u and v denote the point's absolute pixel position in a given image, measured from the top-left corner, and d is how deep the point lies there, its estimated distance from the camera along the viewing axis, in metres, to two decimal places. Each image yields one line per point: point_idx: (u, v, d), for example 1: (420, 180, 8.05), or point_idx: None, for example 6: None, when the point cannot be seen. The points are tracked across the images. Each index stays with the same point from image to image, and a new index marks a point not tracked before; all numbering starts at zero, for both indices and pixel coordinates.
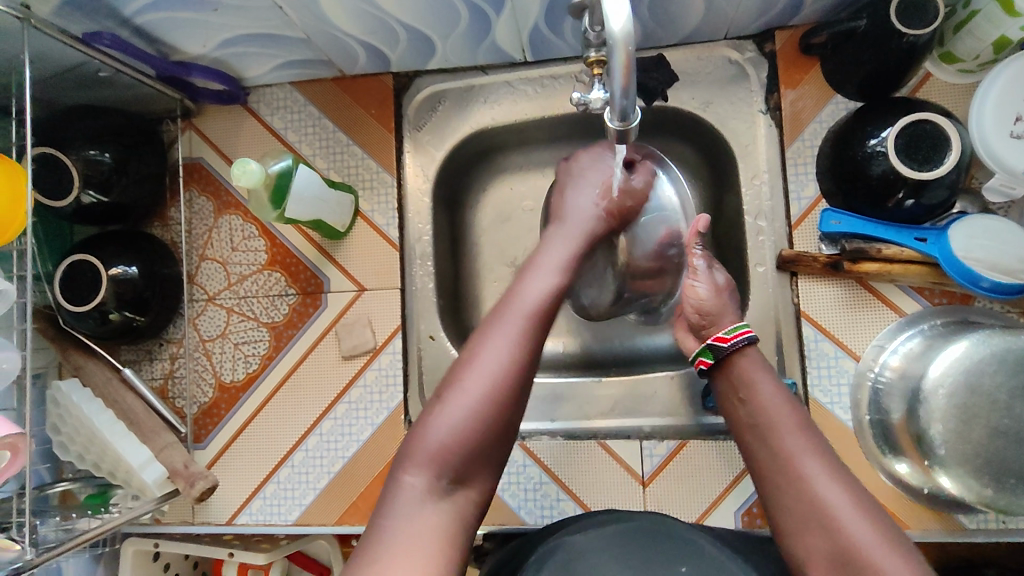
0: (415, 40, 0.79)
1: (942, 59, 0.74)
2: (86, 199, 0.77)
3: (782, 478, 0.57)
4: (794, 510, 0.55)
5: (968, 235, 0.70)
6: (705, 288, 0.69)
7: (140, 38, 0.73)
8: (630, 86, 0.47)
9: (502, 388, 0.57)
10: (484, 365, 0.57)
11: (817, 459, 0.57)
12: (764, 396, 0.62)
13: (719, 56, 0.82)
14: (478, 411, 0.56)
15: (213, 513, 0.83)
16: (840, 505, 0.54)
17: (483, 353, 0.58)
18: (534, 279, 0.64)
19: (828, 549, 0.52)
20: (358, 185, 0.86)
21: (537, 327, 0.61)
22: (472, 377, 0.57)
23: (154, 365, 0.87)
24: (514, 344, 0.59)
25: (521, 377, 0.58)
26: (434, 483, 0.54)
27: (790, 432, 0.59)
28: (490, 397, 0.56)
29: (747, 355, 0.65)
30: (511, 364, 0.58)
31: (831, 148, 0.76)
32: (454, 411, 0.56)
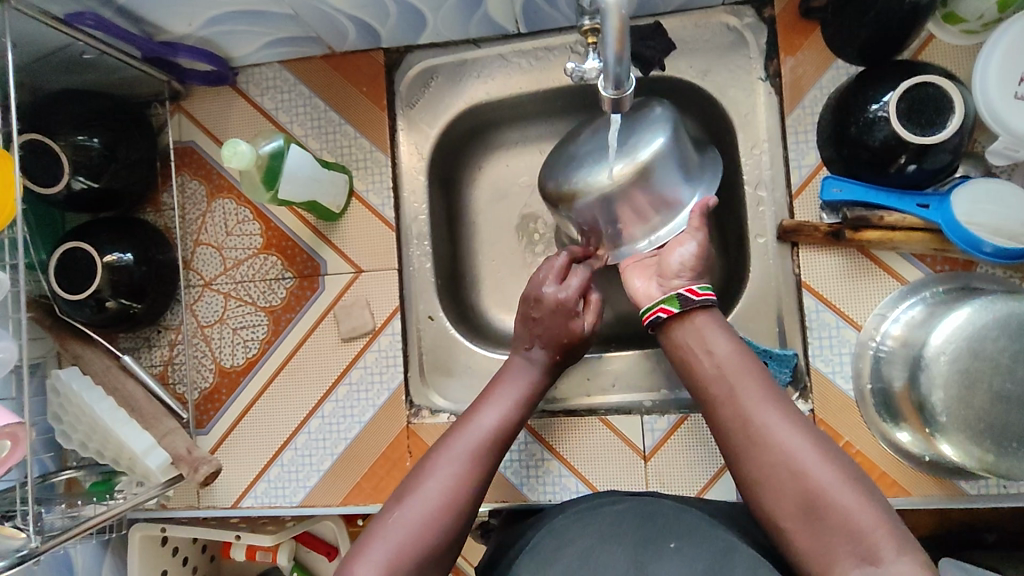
0: (406, 13, 0.77)
1: (945, 20, 0.72)
2: (77, 185, 0.76)
3: (746, 430, 0.58)
4: (761, 460, 0.56)
5: (971, 200, 0.69)
6: (693, 248, 0.68)
7: (123, 18, 0.71)
8: (624, 53, 0.46)
9: (451, 507, 0.60)
10: (441, 477, 0.62)
11: (779, 409, 0.58)
12: (725, 349, 0.62)
13: (717, 22, 0.80)
14: (434, 516, 0.59)
15: (218, 497, 0.83)
16: (804, 456, 0.55)
17: (435, 471, 0.62)
18: (491, 403, 0.69)
19: (796, 496, 0.54)
20: (351, 165, 0.85)
21: (492, 452, 0.65)
22: (423, 492, 0.61)
23: (153, 353, 0.86)
24: (464, 466, 0.63)
25: (469, 500, 0.62)
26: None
27: (752, 383, 0.60)
28: (445, 506, 0.60)
29: (710, 313, 0.65)
30: (461, 485, 0.62)
31: (832, 114, 0.74)
32: (407, 517, 0.59)
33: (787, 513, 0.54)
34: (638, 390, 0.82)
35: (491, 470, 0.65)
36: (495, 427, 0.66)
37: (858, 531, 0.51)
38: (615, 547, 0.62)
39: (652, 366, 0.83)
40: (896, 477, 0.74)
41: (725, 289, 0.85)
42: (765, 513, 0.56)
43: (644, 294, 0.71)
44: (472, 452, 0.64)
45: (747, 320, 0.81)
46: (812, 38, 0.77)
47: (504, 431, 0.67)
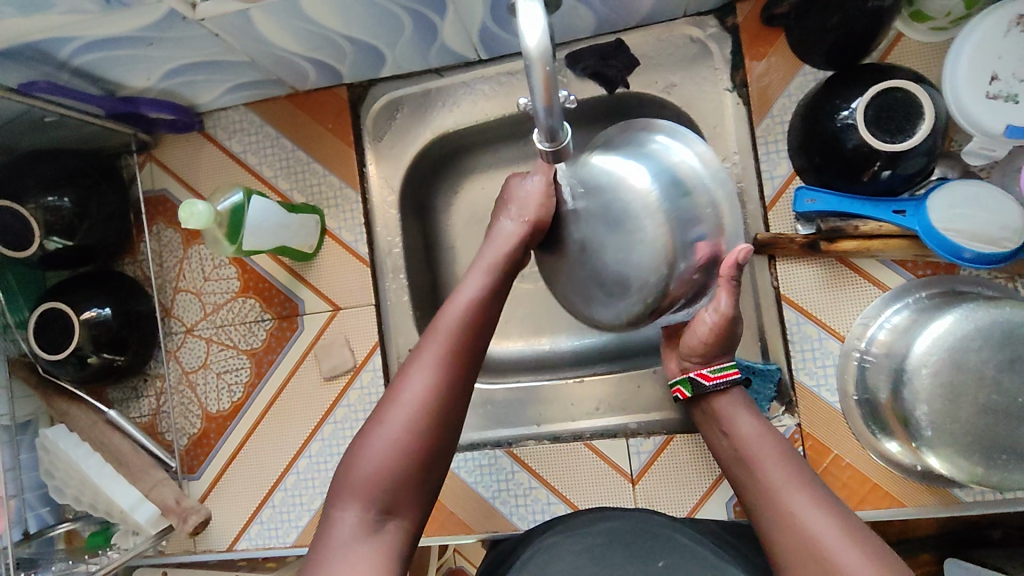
0: (363, 51, 0.76)
1: (913, 18, 0.70)
2: (51, 245, 0.76)
3: (771, 512, 0.57)
4: (785, 544, 0.55)
5: (947, 204, 0.67)
6: (704, 328, 0.64)
7: (81, 79, 0.71)
8: (553, 103, 0.45)
9: (427, 419, 0.55)
10: (406, 393, 0.56)
11: (802, 491, 0.57)
12: (750, 432, 0.63)
13: (680, 34, 0.78)
14: (402, 437, 0.54)
15: (214, 541, 0.84)
16: (828, 538, 0.53)
17: (407, 379, 0.56)
18: (463, 291, 0.61)
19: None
20: (322, 203, 0.85)
21: (460, 346, 0.58)
22: (395, 406, 0.55)
23: (141, 403, 0.87)
24: (431, 374, 0.56)
25: (447, 407, 0.56)
26: (367, 515, 0.52)
27: (773, 464, 0.60)
28: (413, 423, 0.54)
29: (732, 394, 0.66)
30: (436, 393, 0.56)
31: (802, 123, 0.72)
32: (379, 442, 0.54)
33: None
34: (624, 411, 0.81)
35: (473, 365, 0.59)
36: (468, 319, 0.59)
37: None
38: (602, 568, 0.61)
39: (635, 386, 0.81)
40: (888, 486, 0.73)
41: None
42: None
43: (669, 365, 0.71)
44: (447, 353, 0.57)
45: None
46: (777, 46, 0.75)
47: (481, 323, 0.60)
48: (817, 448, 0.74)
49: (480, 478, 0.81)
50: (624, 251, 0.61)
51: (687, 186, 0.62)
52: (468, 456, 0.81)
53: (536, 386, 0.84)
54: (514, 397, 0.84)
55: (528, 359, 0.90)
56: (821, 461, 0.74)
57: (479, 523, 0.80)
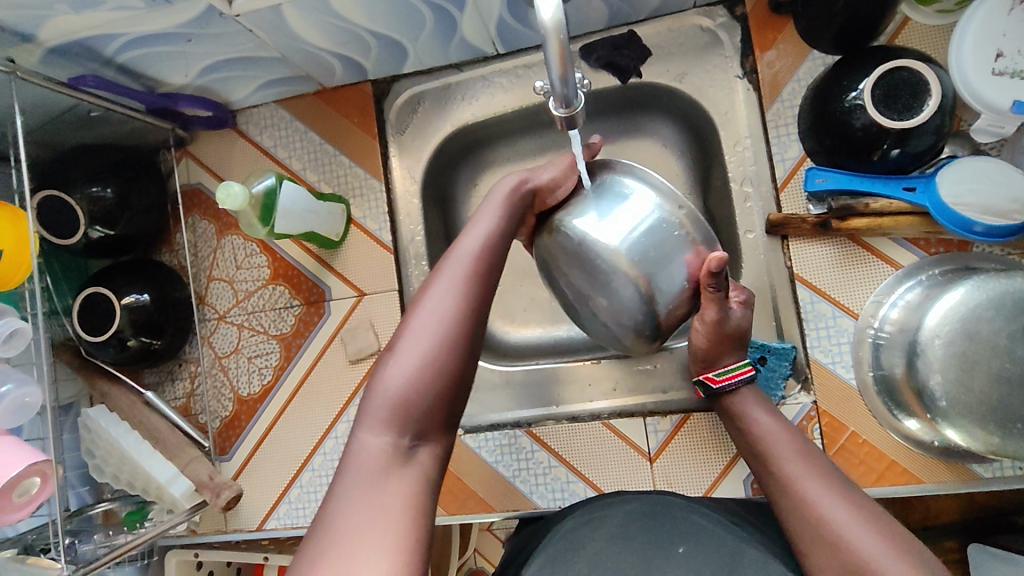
0: (386, 46, 0.80)
1: (919, 1, 0.72)
2: (94, 234, 0.81)
3: (787, 500, 0.58)
4: (803, 533, 0.56)
5: (957, 179, 0.68)
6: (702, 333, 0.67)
7: (125, 75, 0.76)
8: (568, 73, 0.47)
9: (449, 343, 0.55)
10: (431, 318, 0.56)
11: (819, 480, 0.58)
12: (764, 424, 0.64)
13: (691, 25, 0.81)
14: (429, 359, 0.54)
15: (244, 520, 0.87)
16: (847, 526, 0.54)
17: (430, 306, 0.56)
18: (479, 222, 0.61)
19: (838, 567, 0.53)
20: (347, 193, 0.89)
21: (482, 274, 0.58)
22: (420, 330, 0.55)
23: (176, 386, 0.91)
24: (455, 301, 0.56)
25: (470, 331, 0.56)
26: (396, 440, 0.53)
27: (790, 459, 0.60)
28: (440, 346, 0.55)
29: (745, 394, 0.67)
30: (459, 317, 0.56)
31: (811, 106, 0.74)
32: (403, 365, 0.54)
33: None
34: (641, 392, 0.83)
35: (491, 292, 0.59)
36: (485, 247, 0.59)
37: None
38: (624, 550, 0.61)
39: (652, 367, 0.83)
40: (905, 463, 0.73)
41: None
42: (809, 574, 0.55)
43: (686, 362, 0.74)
44: (466, 279, 0.57)
45: None
46: (785, 33, 0.78)
47: (496, 251, 0.60)
48: (833, 425, 0.75)
49: (500, 458, 0.83)
50: (609, 290, 0.62)
51: (650, 225, 0.60)
52: (489, 436, 0.83)
53: (554, 368, 0.87)
54: (533, 379, 0.87)
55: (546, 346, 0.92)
56: (837, 438, 0.75)
57: (500, 502, 0.82)
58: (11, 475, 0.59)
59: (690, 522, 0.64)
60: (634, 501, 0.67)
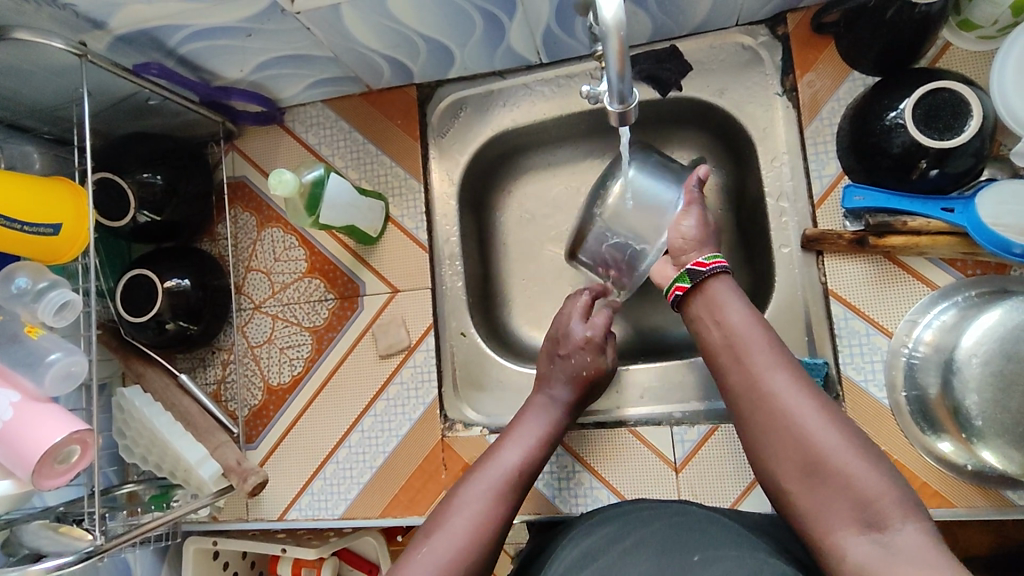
0: (435, 50, 0.83)
1: (960, 27, 0.73)
2: (142, 218, 0.83)
3: (753, 395, 0.61)
4: (764, 425, 0.60)
5: (996, 201, 0.68)
6: (696, 220, 0.73)
7: (184, 67, 0.79)
8: (626, 70, 0.49)
9: (476, 540, 0.63)
10: (464, 514, 0.65)
11: (786, 372, 0.60)
12: (735, 318, 0.65)
13: (732, 43, 0.83)
14: (459, 549, 0.62)
15: (266, 510, 0.87)
16: (809, 421, 0.57)
17: (465, 503, 0.66)
18: (513, 437, 0.73)
19: (798, 459, 0.57)
20: (387, 191, 0.91)
21: (509, 488, 0.68)
22: (455, 520, 0.64)
23: (208, 372, 0.92)
24: (488, 503, 0.66)
25: (486, 545, 0.64)
26: None
27: (760, 349, 0.62)
28: (469, 539, 0.63)
29: (723, 280, 0.67)
30: (486, 520, 0.65)
31: (850, 125, 0.75)
32: (426, 560, 0.61)
33: (789, 476, 0.57)
34: (667, 401, 0.84)
35: (510, 513, 0.67)
36: (511, 469, 0.69)
37: (861, 495, 0.53)
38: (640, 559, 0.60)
39: (680, 377, 0.84)
40: (939, 488, 0.71)
41: (753, 300, 0.85)
42: (767, 461, 0.59)
43: (662, 274, 0.74)
44: (489, 502, 0.66)
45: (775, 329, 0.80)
46: (826, 53, 0.78)
47: (525, 466, 0.70)
48: None
49: None
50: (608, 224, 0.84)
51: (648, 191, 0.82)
52: None
53: None
54: None
55: None
56: None
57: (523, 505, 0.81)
58: (55, 442, 0.59)
59: (718, 533, 0.62)
60: (655, 514, 0.66)
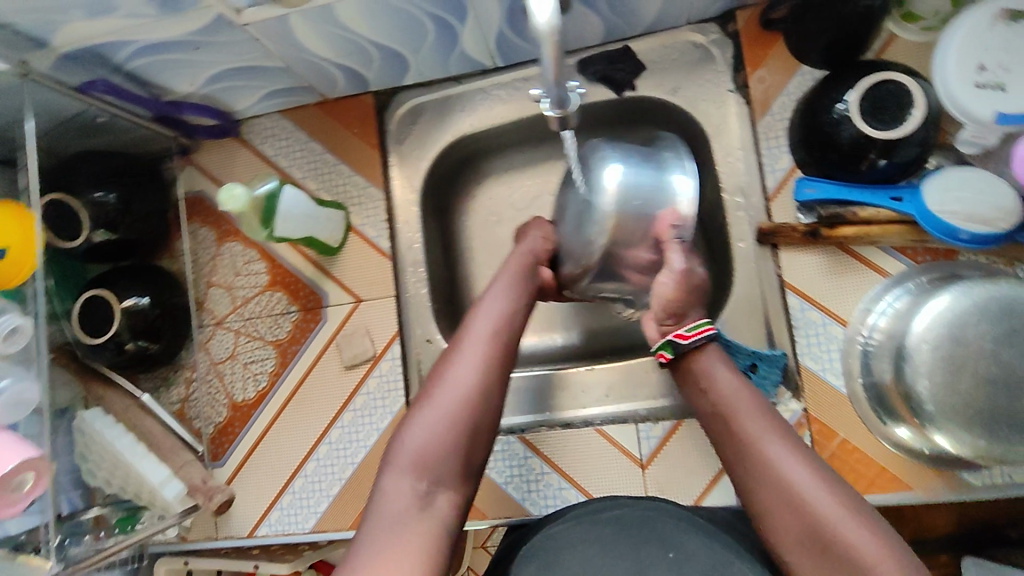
0: (388, 57, 0.82)
1: (904, 18, 0.75)
2: (97, 237, 0.82)
3: (748, 464, 0.59)
4: (761, 494, 0.58)
5: (942, 188, 0.70)
6: (673, 280, 0.66)
7: (132, 82, 0.78)
8: (561, 74, 0.49)
9: (467, 403, 0.62)
10: (452, 380, 0.63)
11: (779, 440, 0.59)
12: (725, 385, 0.63)
13: (684, 41, 0.84)
14: (449, 417, 0.61)
15: (235, 526, 0.87)
16: (806, 488, 0.56)
17: (453, 366, 0.64)
18: (492, 292, 0.70)
19: (798, 528, 0.55)
20: (347, 201, 0.90)
21: (499, 344, 0.66)
22: (442, 388, 0.63)
23: (171, 391, 0.91)
24: (477, 363, 0.64)
25: (486, 396, 0.63)
26: (417, 487, 0.59)
27: (751, 416, 0.61)
28: (460, 405, 0.62)
29: (711, 349, 0.66)
30: (478, 379, 0.63)
31: (801, 119, 0.76)
32: (427, 423, 0.61)
33: (790, 545, 0.55)
34: (634, 398, 0.84)
35: (509, 357, 0.66)
36: (503, 312, 0.68)
37: (861, 565, 0.52)
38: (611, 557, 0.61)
39: (645, 373, 0.84)
40: (897, 472, 0.72)
41: (713, 295, 0.86)
42: (765, 533, 0.58)
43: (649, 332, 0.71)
44: (484, 350, 0.65)
45: (737, 324, 0.80)
46: (775, 49, 0.79)
47: (509, 319, 0.68)
48: (824, 432, 0.75)
49: (493, 464, 0.83)
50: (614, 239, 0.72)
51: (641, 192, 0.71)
52: None
53: (550, 375, 0.87)
54: (529, 386, 0.87)
55: (541, 355, 0.93)
56: (827, 445, 0.74)
57: (493, 509, 0.81)
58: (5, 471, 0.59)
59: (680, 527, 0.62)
60: (627, 508, 0.65)
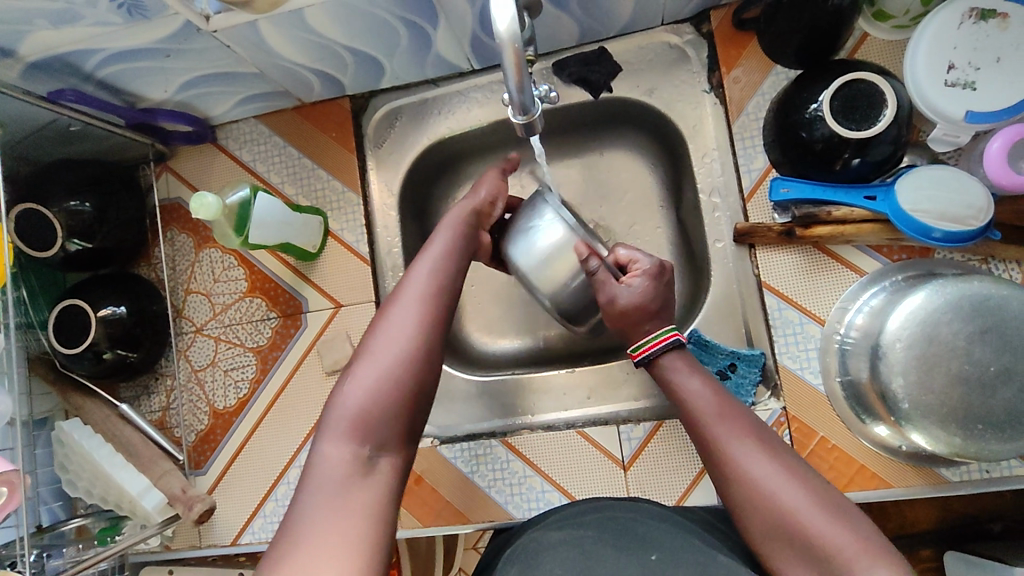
0: (363, 62, 0.82)
1: (875, 17, 0.75)
2: (72, 247, 0.81)
3: (716, 463, 0.58)
4: (730, 490, 0.57)
5: (914, 187, 0.71)
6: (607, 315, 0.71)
7: (104, 90, 0.78)
8: (524, 82, 0.49)
9: (409, 358, 0.57)
10: (391, 336, 0.58)
11: (745, 438, 0.58)
12: (691, 386, 0.63)
13: (659, 42, 0.84)
14: (389, 372, 0.56)
15: (218, 534, 0.86)
16: (771, 483, 0.55)
17: (391, 323, 0.59)
18: (431, 248, 0.67)
19: (765, 522, 0.54)
20: (325, 206, 0.90)
21: (439, 298, 0.62)
22: (381, 343, 0.58)
23: (152, 400, 0.91)
24: (417, 317, 0.59)
25: (428, 351, 0.58)
26: (357, 451, 0.53)
27: (716, 416, 0.60)
28: (400, 361, 0.57)
29: (672, 355, 0.66)
30: (419, 334, 0.58)
31: (775, 118, 0.76)
32: (365, 380, 0.56)
33: (759, 540, 0.54)
34: (612, 401, 0.85)
35: (449, 312, 0.62)
36: (439, 268, 0.64)
37: (829, 557, 0.50)
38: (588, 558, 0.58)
39: (625, 374, 0.85)
40: (877, 470, 0.73)
41: (692, 295, 0.86)
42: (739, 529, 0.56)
43: None
44: (423, 306, 0.60)
45: (713, 322, 0.81)
46: (749, 49, 0.80)
47: (447, 274, 0.64)
48: (803, 430, 0.75)
49: (476, 468, 0.83)
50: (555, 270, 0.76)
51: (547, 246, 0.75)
52: (464, 446, 0.84)
53: (531, 378, 0.88)
54: (511, 389, 0.87)
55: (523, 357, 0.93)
56: (808, 443, 0.74)
57: (476, 513, 0.81)
58: None
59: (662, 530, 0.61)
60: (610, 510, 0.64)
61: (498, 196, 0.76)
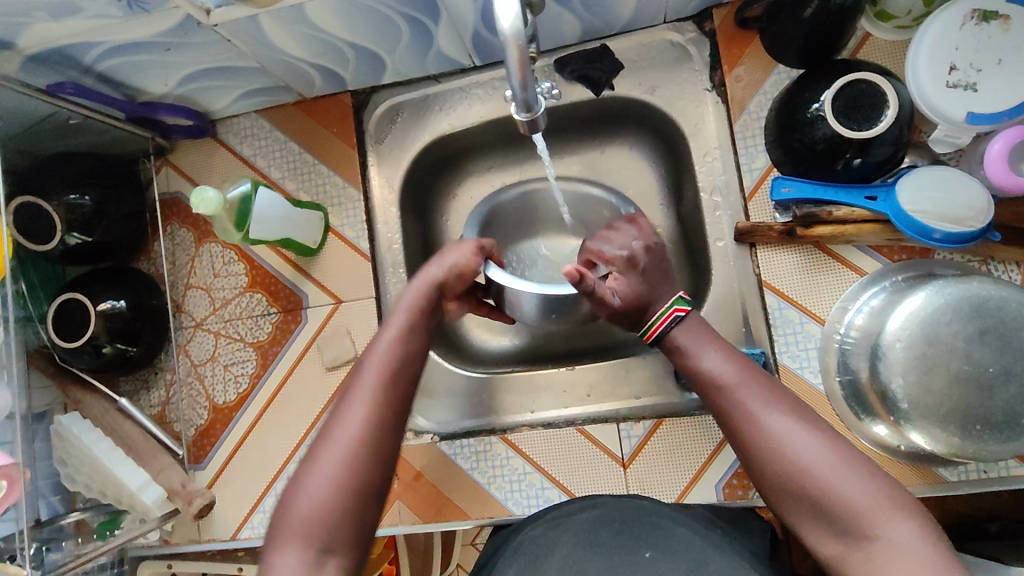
0: (365, 57, 0.82)
1: (877, 17, 0.75)
2: (71, 241, 0.80)
3: (732, 421, 0.58)
4: (748, 447, 0.56)
5: (914, 188, 0.71)
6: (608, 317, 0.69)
7: (104, 84, 0.77)
8: (527, 79, 0.49)
9: (357, 460, 0.56)
10: (339, 437, 0.56)
11: (760, 392, 0.58)
12: (701, 345, 0.62)
13: (662, 40, 0.84)
14: (337, 478, 0.54)
15: (217, 530, 0.86)
16: (791, 437, 0.55)
17: (341, 421, 0.57)
18: (386, 334, 0.64)
19: (784, 479, 0.54)
20: (326, 202, 0.90)
21: (390, 391, 0.60)
22: (331, 445, 0.56)
23: (152, 394, 0.91)
24: (367, 415, 0.58)
25: (377, 450, 0.57)
26: (306, 557, 0.52)
27: (730, 372, 0.59)
28: (348, 463, 0.55)
29: (682, 326, 0.64)
30: (369, 432, 0.57)
31: (776, 117, 0.77)
32: (314, 487, 0.54)
33: (778, 495, 0.55)
34: (613, 397, 0.84)
35: (403, 403, 0.60)
36: (393, 356, 0.62)
37: (853, 511, 0.51)
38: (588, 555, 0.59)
39: (626, 371, 0.84)
40: None
41: (692, 294, 0.86)
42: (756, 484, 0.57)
43: None
44: (373, 400, 0.59)
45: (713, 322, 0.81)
46: (750, 48, 0.80)
47: (402, 364, 0.62)
48: None
49: (476, 465, 0.83)
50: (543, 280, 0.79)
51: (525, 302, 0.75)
52: (464, 442, 0.84)
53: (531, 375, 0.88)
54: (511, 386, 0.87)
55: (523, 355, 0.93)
56: None
57: (476, 509, 0.82)
58: None
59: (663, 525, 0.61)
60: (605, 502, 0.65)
61: (469, 268, 0.69)
